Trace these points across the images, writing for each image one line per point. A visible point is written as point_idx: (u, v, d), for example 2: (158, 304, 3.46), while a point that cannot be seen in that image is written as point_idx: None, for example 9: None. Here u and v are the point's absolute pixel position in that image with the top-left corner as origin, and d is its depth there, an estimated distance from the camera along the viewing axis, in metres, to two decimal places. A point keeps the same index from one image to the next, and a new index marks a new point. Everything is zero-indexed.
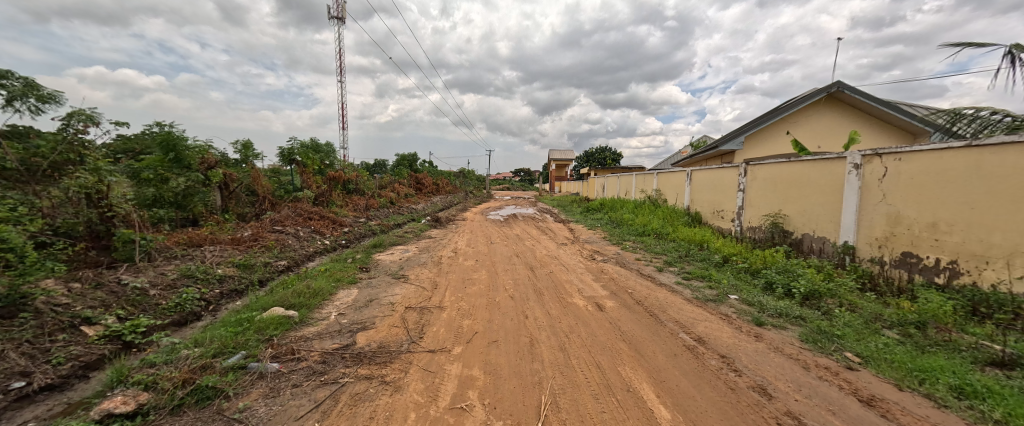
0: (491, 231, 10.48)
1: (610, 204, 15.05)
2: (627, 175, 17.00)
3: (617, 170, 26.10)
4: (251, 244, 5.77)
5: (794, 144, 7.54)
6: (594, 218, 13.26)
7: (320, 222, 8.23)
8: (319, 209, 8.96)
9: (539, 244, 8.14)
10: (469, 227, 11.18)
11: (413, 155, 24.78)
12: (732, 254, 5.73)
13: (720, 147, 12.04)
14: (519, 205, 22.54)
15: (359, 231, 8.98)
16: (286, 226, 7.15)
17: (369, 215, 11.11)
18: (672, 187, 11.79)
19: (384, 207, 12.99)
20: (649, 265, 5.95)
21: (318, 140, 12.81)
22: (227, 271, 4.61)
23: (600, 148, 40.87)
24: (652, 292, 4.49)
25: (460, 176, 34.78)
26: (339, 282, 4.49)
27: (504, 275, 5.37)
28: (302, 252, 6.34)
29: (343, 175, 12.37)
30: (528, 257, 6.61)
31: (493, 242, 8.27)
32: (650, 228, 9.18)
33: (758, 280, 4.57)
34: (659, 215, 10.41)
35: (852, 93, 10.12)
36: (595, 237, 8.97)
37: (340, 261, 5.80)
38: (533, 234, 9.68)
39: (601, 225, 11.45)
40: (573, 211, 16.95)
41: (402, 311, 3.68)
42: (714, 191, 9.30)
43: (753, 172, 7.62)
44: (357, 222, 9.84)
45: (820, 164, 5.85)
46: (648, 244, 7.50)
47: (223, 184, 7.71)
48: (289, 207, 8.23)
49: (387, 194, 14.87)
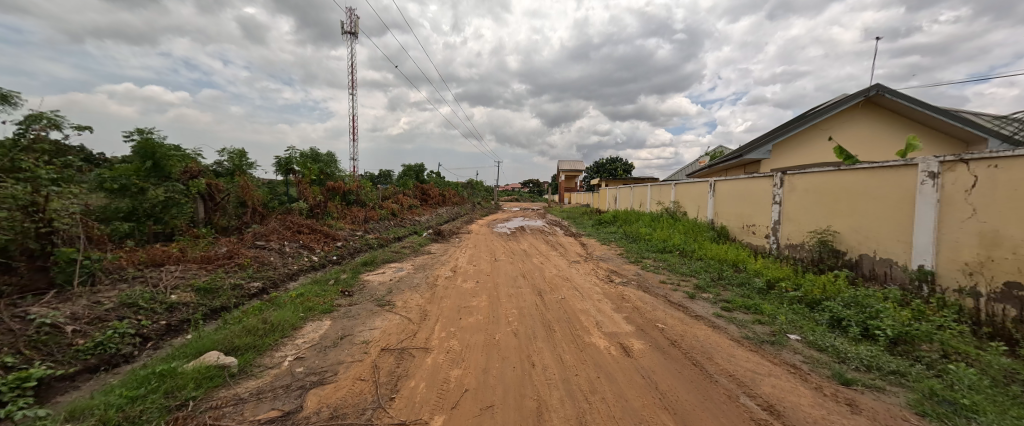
0: (497, 245, 9.72)
1: (624, 216, 14.19)
2: (640, 186, 16.16)
3: (629, 181, 25.28)
4: (223, 262, 5.12)
5: (838, 151, 6.68)
6: (607, 232, 12.40)
7: (310, 236, 7.58)
8: (311, 222, 8.35)
9: (548, 262, 7.33)
10: (473, 241, 10.44)
11: (420, 166, 24.43)
12: (778, 279, 4.85)
13: (744, 156, 11.17)
14: (528, 217, 21.83)
15: (353, 246, 8.31)
16: (270, 242, 6.52)
17: (367, 228, 10.47)
18: (693, 199, 10.90)
19: (385, 219, 12.38)
20: (677, 290, 5.09)
21: (318, 150, 12.37)
22: (182, 296, 3.94)
23: (611, 159, 40.01)
24: (689, 329, 3.62)
25: (468, 188, 34.37)
26: (310, 312, 3.76)
27: (506, 302, 4.56)
28: (283, 271, 5.67)
29: (343, 186, 11.85)
30: (535, 278, 5.78)
31: (498, 259, 7.51)
32: (671, 244, 8.29)
33: (822, 315, 3.69)
34: (680, 229, 9.49)
35: (892, 97, 9.23)
36: (610, 254, 8.14)
37: (322, 282, 5.11)
38: (541, 250, 8.86)
39: (615, 240, 10.59)
40: (584, 224, 16.13)
41: (376, 354, 2.92)
42: (742, 203, 8.41)
43: (791, 183, 6.75)
44: (353, 236, 9.17)
45: (880, 173, 4.98)
46: (672, 264, 6.63)
47: (207, 195, 7.12)
48: (277, 220, 7.63)
49: (390, 205, 14.31)
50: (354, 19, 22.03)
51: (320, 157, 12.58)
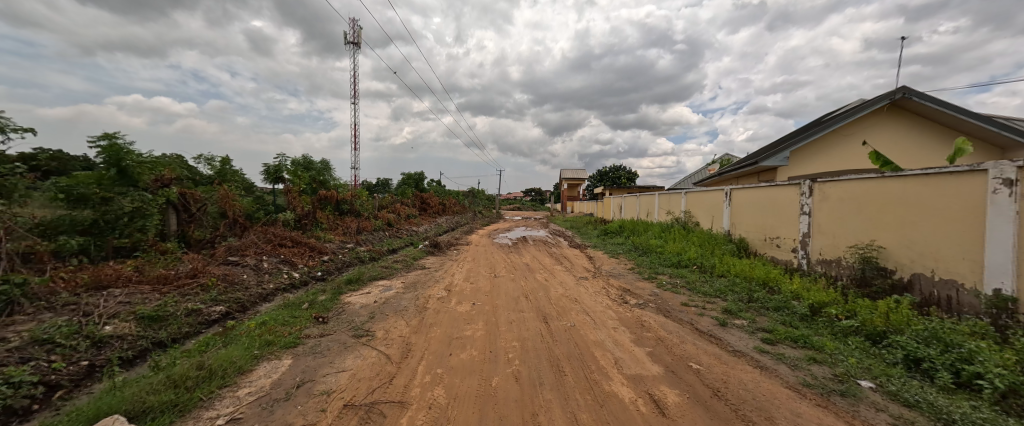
0: (497, 258, 9.07)
1: (631, 227, 13.53)
2: (647, 195, 15.51)
3: (633, 190, 24.67)
4: (183, 283, 4.49)
5: (872, 156, 6.07)
6: (614, 243, 11.72)
7: (292, 250, 6.95)
8: (296, 234, 7.74)
9: (552, 278, 6.65)
10: (471, 253, 9.77)
11: (419, 174, 24.01)
12: (823, 303, 4.17)
13: (760, 163, 10.53)
14: (530, 227, 21.17)
15: (341, 260, 7.67)
16: (245, 257, 5.89)
17: (359, 239, 9.81)
18: (706, 208, 10.25)
19: (380, 229, 11.77)
20: (703, 315, 4.40)
21: (311, 157, 11.85)
22: (119, 328, 3.30)
23: (614, 167, 39.45)
24: (731, 371, 2.93)
25: (470, 196, 33.88)
26: (267, 348, 3.10)
27: (506, 331, 3.87)
28: (253, 292, 5.03)
29: (335, 195, 11.27)
30: (538, 299, 5.11)
31: (497, 275, 6.85)
32: (686, 259, 7.61)
33: (893, 353, 3.01)
34: (695, 241, 8.81)
35: (920, 100, 8.61)
36: (620, 269, 7.45)
37: (295, 305, 4.46)
38: (545, 264, 8.18)
39: (624, 253, 9.90)
40: (589, 234, 15.46)
41: (336, 413, 2.25)
42: (762, 214, 7.74)
43: (822, 191, 6.09)
44: (343, 249, 8.53)
45: (936, 181, 4.34)
46: (692, 282, 5.95)
47: (180, 205, 6.52)
48: (258, 232, 7.02)
49: (386, 215, 13.72)
50: (355, 29, 21.87)
51: (313, 165, 12.05)
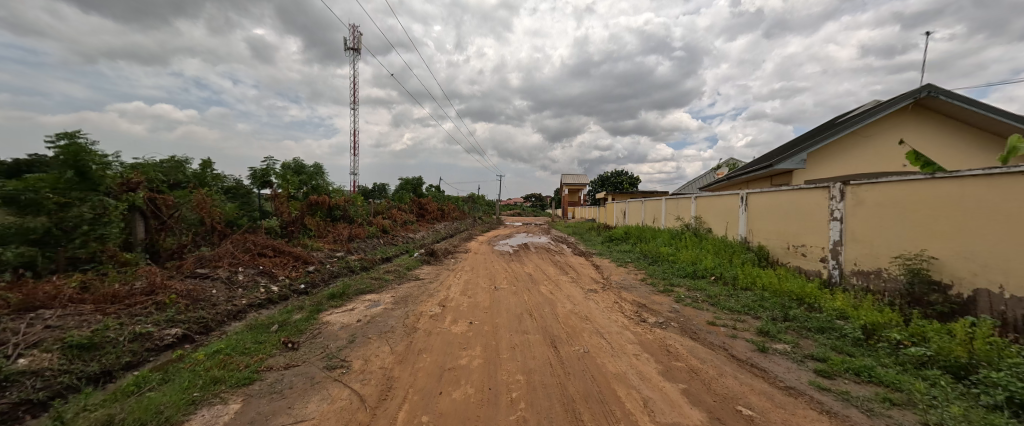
0: (498, 268, 8.46)
1: (638, 233, 12.93)
2: (654, 201, 14.92)
3: (637, 195, 24.08)
4: (135, 301, 3.90)
5: (910, 156, 5.52)
6: (621, 251, 11.10)
7: (273, 260, 6.35)
8: (280, 242, 7.15)
9: (558, 291, 6.03)
10: (470, 262, 9.16)
11: (418, 179, 23.51)
12: (878, 325, 3.56)
13: (775, 166, 9.97)
14: (531, 233, 20.57)
15: (328, 271, 7.07)
16: (216, 270, 5.30)
17: (351, 246, 9.20)
18: (719, 214, 9.68)
19: (374, 236, 11.16)
20: (737, 337, 3.80)
21: (302, 161, 11.32)
22: (35, 361, 2.71)
23: (616, 172, 38.91)
24: (792, 419, 2.32)
25: (469, 202, 33.33)
26: (211, 388, 2.50)
27: (508, 359, 3.26)
28: (220, 311, 4.43)
29: (327, 200, 10.69)
30: (544, 317, 4.50)
31: (498, 288, 6.24)
32: (702, 269, 7.02)
33: (993, 395, 2.40)
34: (709, 250, 8.21)
35: (947, 99, 8.07)
36: (631, 281, 6.83)
37: (263, 326, 3.86)
38: (549, 275, 7.56)
39: (632, 261, 9.28)
40: (594, 241, 14.84)
41: None
42: (784, 220, 7.14)
43: (855, 194, 5.51)
44: (332, 258, 7.93)
45: (1004, 182, 3.77)
46: (714, 297, 5.34)
47: (148, 211, 5.94)
48: (236, 240, 6.44)
49: (381, 221, 13.13)
50: (354, 33, 21.49)
51: (304, 169, 11.49)
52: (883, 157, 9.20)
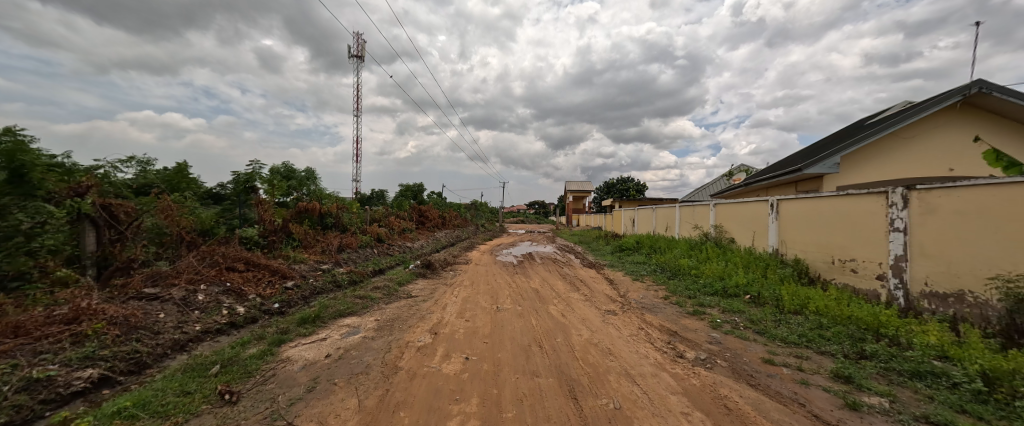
0: (501, 282, 7.63)
1: (651, 243, 12.06)
2: (666, 208, 14.05)
3: (645, 202, 23.21)
4: (44, 335, 3.12)
5: (988, 156, 4.67)
6: (634, 263, 10.23)
7: (244, 275, 5.56)
8: (256, 254, 6.38)
9: (570, 313, 5.19)
10: (470, 275, 8.32)
11: (419, 186, 22.91)
12: (1003, 374, 2.69)
13: (804, 171, 9.12)
14: (536, 242, 19.74)
15: (309, 287, 6.26)
16: (170, 288, 4.51)
17: (339, 258, 8.40)
18: (743, 223, 8.80)
19: (368, 246, 10.38)
20: (810, 385, 2.92)
21: (292, 165, 10.62)
22: None
23: (622, 179, 38.06)
24: None
25: (472, 209, 32.63)
26: None
27: (515, 421, 2.40)
28: (162, 342, 3.63)
29: (317, 207, 9.96)
30: (556, 352, 3.64)
31: (501, 308, 5.40)
32: (735, 287, 6.13)
33: None
34: (738, 263, 7.31)
35: (1000, 97, 7.26)
36: (653, 300, 5.96)
37: (202, 366, 3.05)
38: (558, 291, 6.69)
39: (649, 275, 8.40)
40: (603, 251, 13.97)
41: None
42: (827, 230, 6.25)
43: (925, 201, 4.65)
44: (316, 270, 7.13)
45: None
46: (759, 324, 4.47)
47: (103, 219, 5.14)
48: (204, 252, 5.66)
49: (377, 229, 12.36)
50: (359, 42, 21.15)
51: (295, 174, 10.77)
52: (925, 161, 8.42)
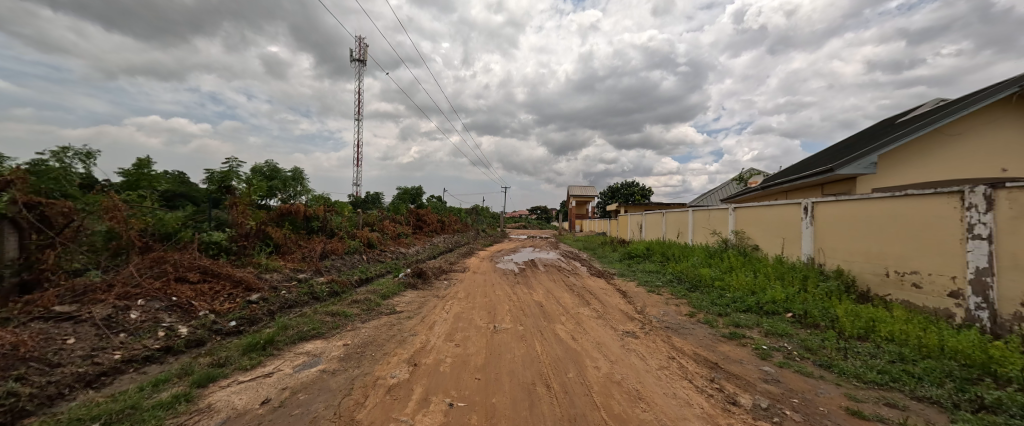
0: (500, 294, 6.78)
1: (663, 251, 11.18)
2: (678, 213, 13.18)
3: (652, 207, 22.36)
4: None
5: None
6: (647, 272, 9.35)
7: (197, 288, 4.72)
8: (218, 261, 5.55)
9: (582, 335, 4.31)
10: (466, 286, 7.47)
11: (418, 189, 22.20)
12: None
13: (836, 172, 8.27)
14: (539, 248, 18.88)
15: (278, 300, 5.41)
16: (93, 306, 3.69)
17: (321, 265, 7.54)
18: (769, 229, 7.93)
19: (356, 252, 9.56)
20: None
21: (276, 164, 9.86)
22: None
23: (626, 184, 37.21)
24: None
25: (473, 214, 31.87)
26: None
27: None
28: (57, 380, 2.78)
29: (301, 209, 9.12)
30: (569, 396, 2.76)
31: (499, 329, 4.53)
32: (773, 305, 5.24)
33: None
34: (771, 275, 6.41)
35: None
36: (678, 318, 5.08)
37: (80, 422, 2.20)
38: (565, 306, 5.82)
39: (666, 287, 7.51)
40: (610, 258, 13.09)
41: None
42: (881, 237, 5.36)
43: (1019, 203, 3.79)
44: (290, 280, 6.28)
45: None
46: (820, 355, 3.57)
47: (33, 221, 4.31)
48: (152, 259, 4.82)
49: (369, 233, 11.56)
50: (360, 45, 20.58)
51: (279, 173, 9.98)
52: (974, 160, 7.58)
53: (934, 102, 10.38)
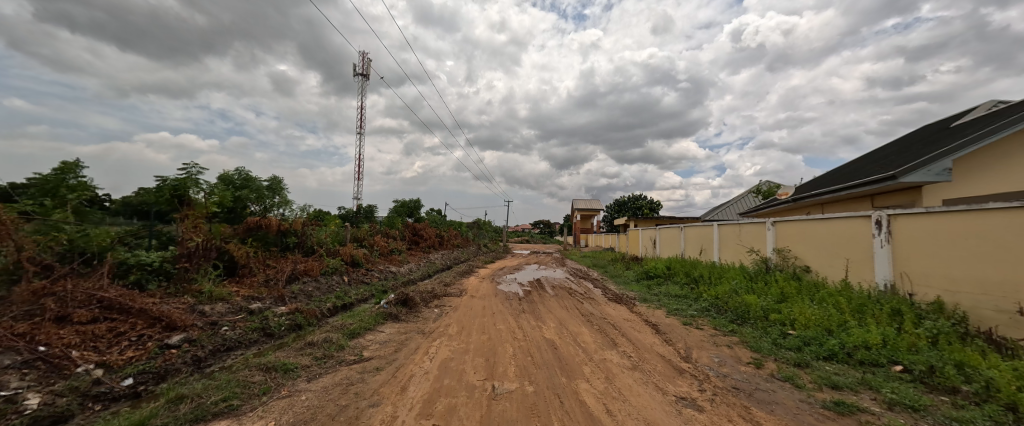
0: (501, 328, 5.44)
1: (688, 271, 9.81)
2: (700, 227, 11.86)
3: (664, 221, 21.12)
4: None
5: None
6: (674, 298, 7.99)
7: (84, 332, 3.45)
8: (135, 292, 4.28)
9: (619, 405, 2.97)
10: (460, 316, 6.15)
11: (416, 202, 21.04)
12: None
13: (900, 180, 6.98)
14: (544, 265, 17.49)
15: (208, 342, 4.16)
16: None
17: (285, 291, 6.23)
18: (825, 248, 6.59)
19: (336, 272, 8.27)
20: None
21: (245, 171, 8.71)
22: None
23: (634, 198, 35.95)
24: None
25: (474, 229, 30.63)
26: None
27: None
28: None
29: (274, 223, 8.01)
30: None
31: (498, 392, 3.18)
32: (869, 352, 3.89)
33: None
34: (844, 307, 5.07)
35: None
36: (744, 372, 3.73)
37: None
38: (586, 349, 4.48)
39: (704, 318, 6.16)
40: (626, 278, 11.71)
41: None
42: (1007, 261, 4.02)
43: None
44: (238, 313, 4.99)
45: None
46: None
47: None
48: (34, 290, 3.58)
49: (356, 250, 10.29)
50: (363, 58, 19.99)
51: (252, 182, 8.80)
52: None
53: (990, 104, 9.24)
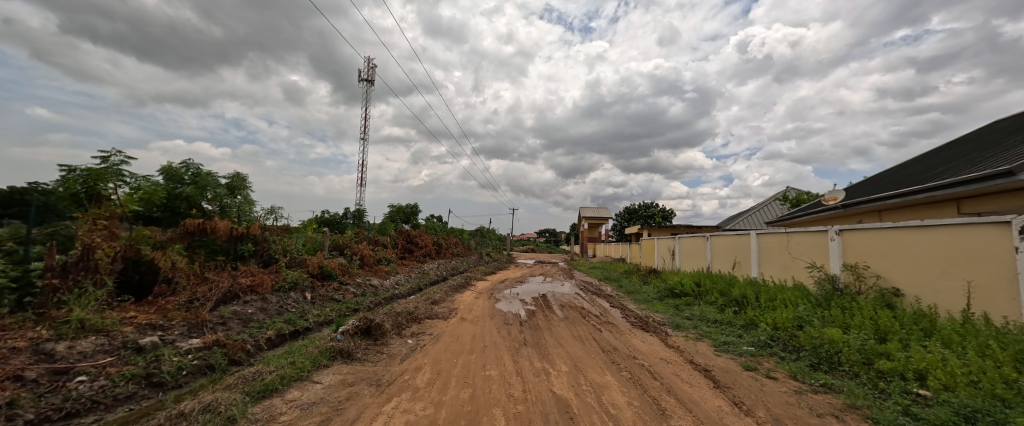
0: (491, 375, 3.83)
1: (725, 291, 8.12)
2: (733, 238, 10.17)
3: (682, 230, 19.33)
4: None
5: None
6: (715, 325, 6.32)
7: None
8: None
9: None
10: (438, 352, 4.55)
11: (414, 207, 19.62)
12: None
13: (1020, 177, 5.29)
14: (551, 278, 15.83)
15: (27, 409, 2.64)
16: None
17: (210, 316, 4.72)
18: (931, 267, 4.90)
19: (297, 287, 6.75)
20: None
21: (196, 166, 7.35)
22: None
23: (645, 206, 34.24)
24: None
25: (477, 237, 29.08)
26: None
27: None
28: None
29: (223, 228, 6.56)
30: None
31: None
32: None
33: None
34: (996, 355, 3.43)
35: None
36: None
37: None
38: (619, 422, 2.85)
39: (773, 360, 4.49)
40: (647, 295, 10.01)
41: None
42: None
43: None
44: (116, 352, 3.48)
45: None
46: None
47: None
48: None
49: (331, 259, 8.81)
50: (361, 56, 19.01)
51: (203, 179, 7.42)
52: None
53: None
